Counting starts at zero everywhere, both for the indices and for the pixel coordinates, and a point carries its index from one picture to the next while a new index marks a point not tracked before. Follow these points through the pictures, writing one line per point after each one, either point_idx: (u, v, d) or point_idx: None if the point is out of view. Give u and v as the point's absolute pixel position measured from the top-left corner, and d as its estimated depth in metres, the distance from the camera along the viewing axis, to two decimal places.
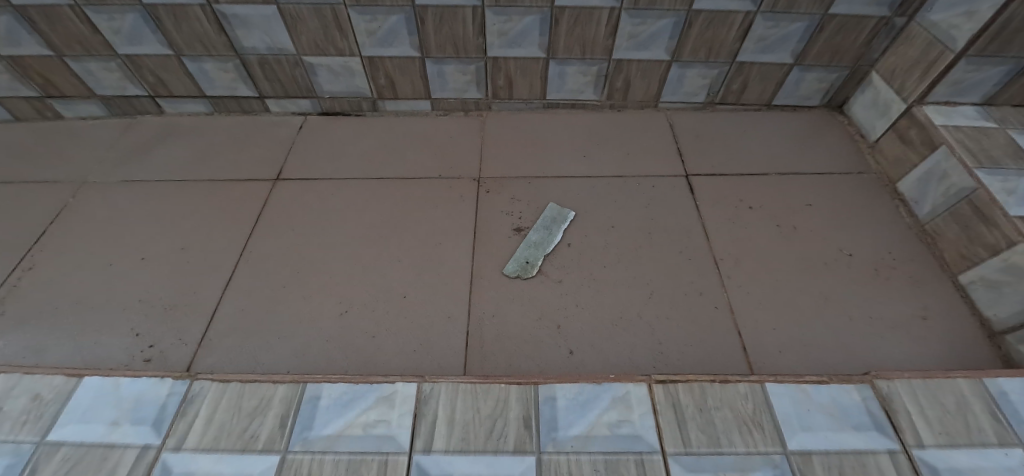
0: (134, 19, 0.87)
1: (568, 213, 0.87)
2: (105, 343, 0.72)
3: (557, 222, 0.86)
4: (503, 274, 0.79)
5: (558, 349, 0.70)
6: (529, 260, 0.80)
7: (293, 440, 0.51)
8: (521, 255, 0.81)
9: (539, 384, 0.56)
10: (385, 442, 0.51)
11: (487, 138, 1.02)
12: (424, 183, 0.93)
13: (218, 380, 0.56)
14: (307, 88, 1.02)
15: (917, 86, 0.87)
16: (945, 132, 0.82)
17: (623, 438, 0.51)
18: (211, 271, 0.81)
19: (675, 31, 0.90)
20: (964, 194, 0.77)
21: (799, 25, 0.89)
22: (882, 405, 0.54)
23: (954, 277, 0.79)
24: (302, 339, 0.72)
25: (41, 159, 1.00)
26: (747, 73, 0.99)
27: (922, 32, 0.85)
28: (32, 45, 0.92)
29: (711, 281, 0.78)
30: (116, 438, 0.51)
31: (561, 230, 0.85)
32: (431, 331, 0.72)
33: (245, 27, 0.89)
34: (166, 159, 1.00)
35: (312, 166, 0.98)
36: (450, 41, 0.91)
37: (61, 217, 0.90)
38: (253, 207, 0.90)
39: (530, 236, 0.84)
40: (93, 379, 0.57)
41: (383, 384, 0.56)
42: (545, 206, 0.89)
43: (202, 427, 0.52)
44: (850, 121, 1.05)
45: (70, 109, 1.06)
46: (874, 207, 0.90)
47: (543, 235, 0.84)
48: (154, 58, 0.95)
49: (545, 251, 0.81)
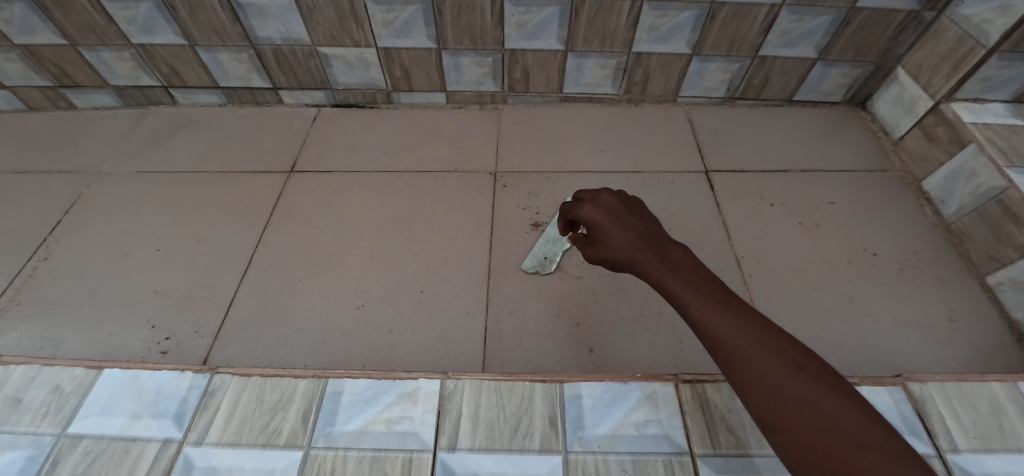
0: (148, 8, 0.86)
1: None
2: (121, 335, 0.72)
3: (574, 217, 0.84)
4: (520, 269, 0.77)
5: (578, 346, 0.69)
6: (546, 257, 0.78)
7: (316, 436, 0.50)
8: (537, 253, 0.79)
9: (564, 382, 0.55)
10: (409, 439, 0.50)
11: (503, 132, 1.00)
12: (439, 177, 0.92)
13: (238, 374, 0.55)
14: (321, 79, 1.01)
15: (946, 82, 0.85)
16: (975, 129, 0.80)
17: (651, 438, 0.50)
18: (225, 264, 0.80)
19: (697, 23, 0.88)
20: (995, 193, 0.75)
21: (825, 19, 0.87)
22: (914, 407, 0.53)
23: (980, 277, 0.78)
24: (319, 334, 0.71)
25: (55, 148, 0.99)
26: (769, 68, 0.97)
27: (952, 27, 0.83)
28: (46, 33, 0.91)
29: (732, 279, 0.77)
30: (137, 432, 0.50)
31: None
32: (449, 326, 0.71)
33: (260, 17, 0.88)
34: (181, 150, 0.99)
35: (326, 158, 0.97)
36: (468, 33, 0.90)
37: (76, 208, 0.89)
38: (268, 199, 0.89)
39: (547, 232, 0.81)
40: (114, 370, 0.56)
41: (405, 380, 0.55)
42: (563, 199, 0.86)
43: (223, 421, 0.51)
44: (872, 117, 1.02)
45: (83, 99, 1.05)
46: (898, 205, 0.88)
47: None
48: (169, 48, 0.94)
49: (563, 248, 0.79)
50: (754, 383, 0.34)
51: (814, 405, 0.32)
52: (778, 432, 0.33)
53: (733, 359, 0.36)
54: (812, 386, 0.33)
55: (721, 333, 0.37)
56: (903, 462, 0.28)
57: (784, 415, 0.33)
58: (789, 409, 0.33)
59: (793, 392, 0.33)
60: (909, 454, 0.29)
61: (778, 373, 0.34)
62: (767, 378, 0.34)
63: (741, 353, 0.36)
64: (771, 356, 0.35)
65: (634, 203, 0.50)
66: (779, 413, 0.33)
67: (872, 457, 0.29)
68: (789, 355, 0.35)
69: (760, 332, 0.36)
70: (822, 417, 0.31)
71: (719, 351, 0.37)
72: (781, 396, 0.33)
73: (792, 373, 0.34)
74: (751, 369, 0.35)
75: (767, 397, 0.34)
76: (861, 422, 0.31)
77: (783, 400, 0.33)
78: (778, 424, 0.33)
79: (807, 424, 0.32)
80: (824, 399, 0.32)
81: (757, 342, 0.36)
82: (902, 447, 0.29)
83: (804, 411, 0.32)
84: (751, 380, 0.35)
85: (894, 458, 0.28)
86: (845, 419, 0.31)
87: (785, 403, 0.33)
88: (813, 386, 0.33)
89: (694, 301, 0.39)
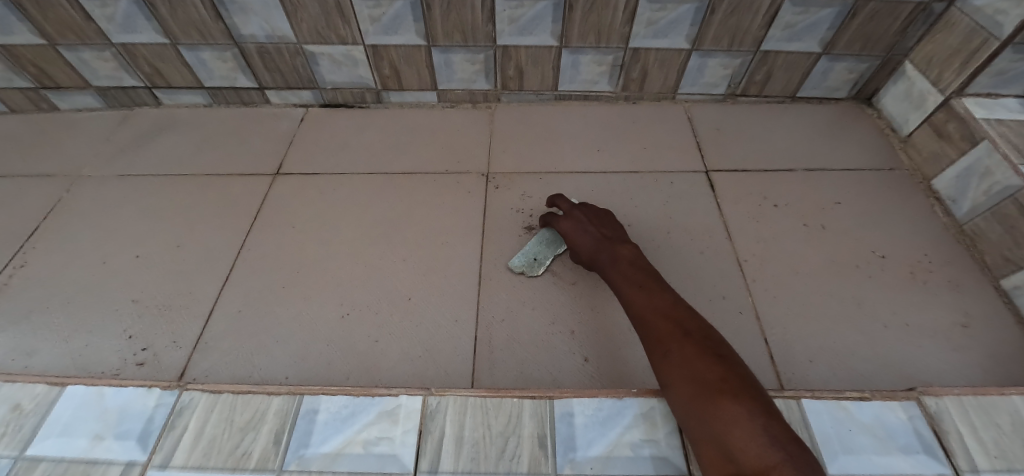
0: (126, 6, 0.83)
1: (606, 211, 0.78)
2: (96, 347, 0.69)
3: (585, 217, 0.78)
4: (508, 268, 0.75)
5: (572, 356, 0.65)
6: (535, 260, 0.74)
7: (289, 458, 0.47)
8: (527, 255, 0.75)
9: (555, 398, 0.51)
10: (388, 462, 0.47)
11: (496, 131, 0.97)
12: (429, 179, 0.89)
13: (209, 390, 0.52)
14: (308, 78, 0.98)
15: (957, 76, 0.81)
16: (988, 126, 0.76)
17: (647, 460, 0.47)
18: (207, 270, 0.77)
19: (697, 17, 0.84)
20: (1010, 193, 0.71)
21: (830, 12, 0.83)
22: (930, 424, 0.50)
23: (995, 281, 0.74)
24: (302, 344, 0.68)
25: (36, 152, 0.97)
26: (771, 63, 0.93)
27: (963, 18, 0.79)
28: (24, 33, 0.88)
29: (734, 284, 0.73)
30: (99, 454, 0.48)
31: None
32: (437, 336, 0.68)
33: (243, 14, 0.85)
34: (164, 152, 0.96)
35: (313, 159, 0.94)
36: (458, 29, 0.86)
37: (54, 213, 0.86)
38: (252, 203, 0.86)
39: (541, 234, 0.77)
40: (77, 387, 0.53)
41: (386, 397, 0.52)
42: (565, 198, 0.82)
43: (192, 442, 0.48)
44: (879, 114, 0.99)
45: (66, 100, 1.03)
46: (908, 205, 0.84)
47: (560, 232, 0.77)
48: (150, 47, 0.91)
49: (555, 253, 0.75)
50: (653, 350, 0.49)
51: (692, 365, 0.44)
52: (667, 387, 0.46)
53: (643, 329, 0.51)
54: (691, 350, 0.45)
55: (638, 311, 0.53)
56: (735, 397, 0.40)
57: (670, 373, 0.45)
58: (676, 370, 0.45)
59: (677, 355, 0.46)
60: (743, 392, 0.40)
61: (668, 339, 0.48)
62: (661, 344, 0.48)
63: (647, 326, 0.51)
64: (662, 325, 0.49)
65: (599, 213, 0.72)
66: (668, 374, 0.46)
67: (717, 398, 0.40)
68: (678, 327, 0.48)
69: (661, 312, 0.51)
70: (691, 372, 0.44)
71: (639, 325, 0.52)
72: (668, 357, 0.46)
73: (678, 341, 0.47)
74: (652, 338, 0.50)
75: (661, 360, 0.47)
76: (719, 374, 0.42)
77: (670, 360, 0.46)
78: (666, 378, 0.46)
79: (683, 378, 0.44)
80: (697, 359, 0.44)
81: (656, 317, 0.51)
82: (740, 387, 0.41)
83: (682, 370, 0.44)
84: (651, 344, 0.49)
85: (734, 398, 0.40)
86: (706, 372, 0.43)
87: (672, 364, 0.46)
88: (690, 350, 0.45)
89: (622, 283, 0.59)
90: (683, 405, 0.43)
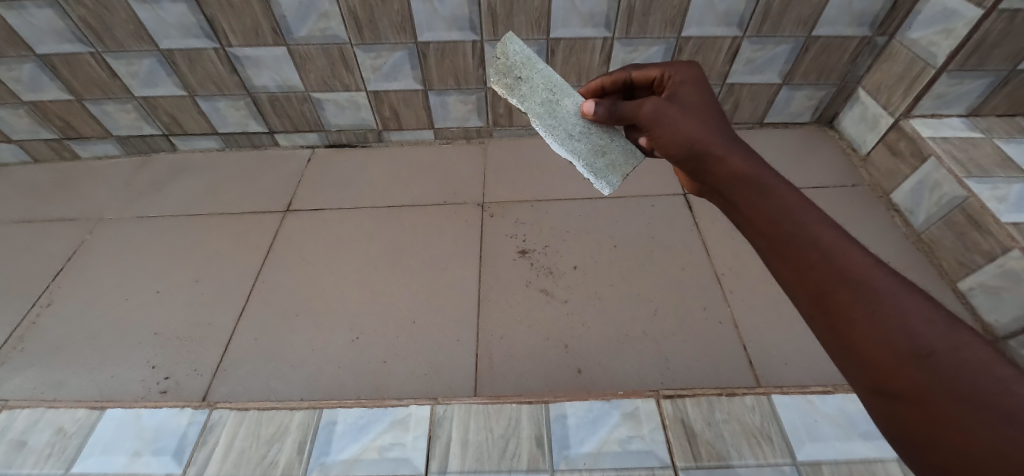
0: (151, 63, 0.92)
1: (594, 182, 0.61)
2: (121, 377, 0.74)
3: (599, 131, 0.61)
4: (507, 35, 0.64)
5: (567, 368, 0.71)
6: (515, 74, 0.63)
7: (311, 465, 0.52)
8: (522, 63, 0.63)
9: (550, 402, 0.57)
10: (401, 465, 0.52)
11: (489, 164, 1.05)
12: (429, 210, 0.96)
13: (237, 407, 0.57)
14: (315, 122, 1.06)
15: (903, 100, 0.90)
16: (934, 143, 0.85)
17: (634, 454, 0.52)
18: (225, 302, 0.83)
19: (666, 56, 0.94)
20: (957, 202, 0.79)
21: (785, 47, 0.93)
22: None
23: (952, 283, 0.81)
24: (316, 367, 0.73)
25: (60, 197, 1.04)
26: (738, 93, 1.02)
27: (903, 49, 0.89)
28: (54, 90, 0.97)
29: (714, 296, 0.79)
30: (139, 468, 0.53)
31: (558, 139, 0.60)
32: (440, 355, 0.73)
33: (257, 67, 0.94)
34: (180, 194, 1.03)
35: (321, 196, 1.01)
36: (452, 74, 0.95)
37: (79, 254, 0.93)
38: (264, 238, 0.93)
39: (554, 77, 0.62)
40: (115, 410, 0.58)
41: (396, 407, 0.57)
42: (607, 172, 0.61)
43: (222, 455, 0.53)
44: (840, 135, 1.08)
45: (86, 149, 1.10)
46: (870, 218, 0.92)
47: (552, 113, 0.61)
48: (169, 99, 0.99)
49: (529, 96, 0.62)
50: (871, 331, 0.31)
51: (971, 379, 0.28)
52: (899, 395, 0.30)
53: (848, 296, 0.32)
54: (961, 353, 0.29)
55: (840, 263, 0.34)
56: None
57: (911, 377, 0.29)
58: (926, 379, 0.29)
59: (939, 355, 0.29)
60: None
61: (920, 326, 0.30)
62: (901, 330, 0.30)
63: (863, 293, 0.32)
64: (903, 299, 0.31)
65: (717, 100, 0.49)
66: (908, 376, 0.30)
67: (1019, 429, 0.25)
68: (930, 312, 0.31)
69: (886, 275, 0.32)
70: (962, 387, 0.28)
71: (838, 288, 0.33)
72: (923, 354, 0.29)
73: (930, 331, 0.30)
74: (877, 315, 0.31)
75: (900, 356, 0.30)
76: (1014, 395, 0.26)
77: (926, 361, 0.29)
78: (905, 385, 0.30)
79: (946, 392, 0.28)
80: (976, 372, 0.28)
81: (882, 279, 0.32)
82: None
83: (940, 379, 0.28)
84: (869, 324, 0.31)
85: None
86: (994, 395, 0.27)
87: (926, 369, 0.29)
88: (966, 353, 0.29)
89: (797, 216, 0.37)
90: (943, 434, 0.28)
